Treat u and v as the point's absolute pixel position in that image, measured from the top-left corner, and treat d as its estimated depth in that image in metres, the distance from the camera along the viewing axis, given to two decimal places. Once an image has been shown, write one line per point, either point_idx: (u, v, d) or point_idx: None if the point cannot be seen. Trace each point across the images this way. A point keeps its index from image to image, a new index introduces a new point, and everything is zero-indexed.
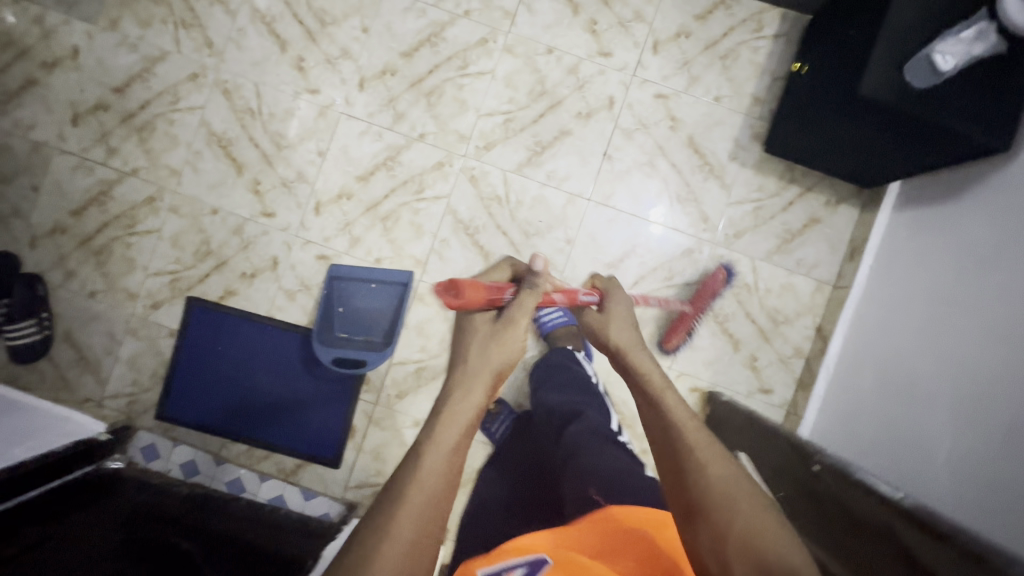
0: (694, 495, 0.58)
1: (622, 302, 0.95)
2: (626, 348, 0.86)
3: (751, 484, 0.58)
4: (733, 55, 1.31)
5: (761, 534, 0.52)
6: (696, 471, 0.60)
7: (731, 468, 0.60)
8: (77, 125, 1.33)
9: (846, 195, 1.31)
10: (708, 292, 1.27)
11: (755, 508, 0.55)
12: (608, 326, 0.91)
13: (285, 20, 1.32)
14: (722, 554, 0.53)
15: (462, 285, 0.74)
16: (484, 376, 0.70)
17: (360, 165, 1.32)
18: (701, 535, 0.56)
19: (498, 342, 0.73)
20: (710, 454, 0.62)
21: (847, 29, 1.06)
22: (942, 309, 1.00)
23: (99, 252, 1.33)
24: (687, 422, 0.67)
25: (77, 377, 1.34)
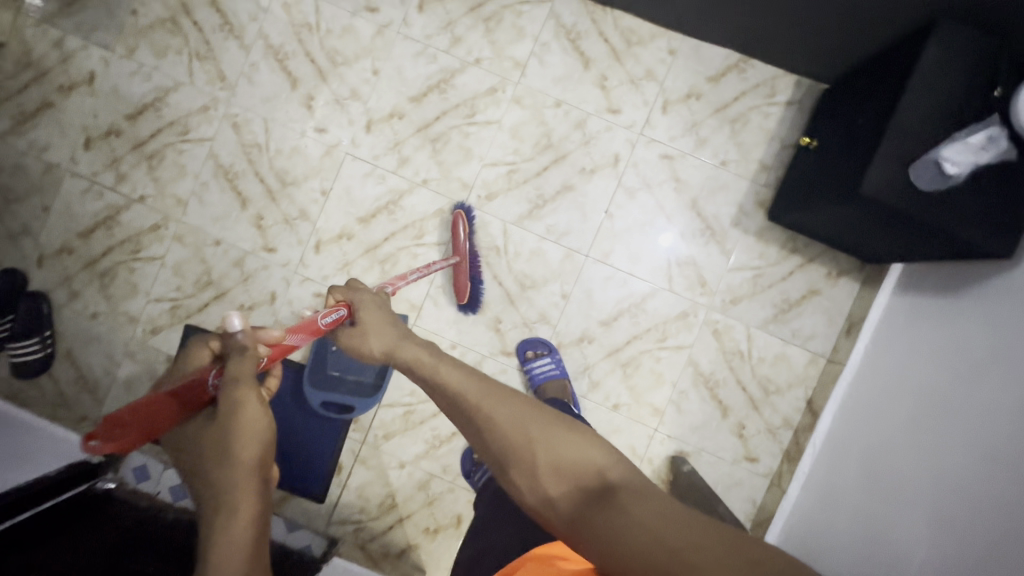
0: (501, 450, 0.61)
1: (371, 301, 0.90)
2: (393, 348, 0.79)
3: (544, 413, 0.63)
4: (742, 120, 1.30)
5: (567, 454, 0.59)
6: (485, 422, 0.63)
7: (516, 409, 0.63)
8: (89, 149, 1.35)
9: (848, 269, 1.29)
10: (462, 238, 1.25)
11: (557, 432, 0.61)
12: (367, 336, 0.84)
13: (298, 57, 1.33)
14: (543, 491, 0.58)
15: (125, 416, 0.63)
16: (245, 473, 0.60)
17: (362, 207, 1.33)
18: (522, 484, 0.59)
19: (233, 432, 0.63)
20: (496, 404, 0.64)
21: (855, 116, 1.06)
22: (928, 408, 1.01)
23: (104, 275, 1.36)
24: (461, 382, 0.68)
25: (75, 394, 1.37)
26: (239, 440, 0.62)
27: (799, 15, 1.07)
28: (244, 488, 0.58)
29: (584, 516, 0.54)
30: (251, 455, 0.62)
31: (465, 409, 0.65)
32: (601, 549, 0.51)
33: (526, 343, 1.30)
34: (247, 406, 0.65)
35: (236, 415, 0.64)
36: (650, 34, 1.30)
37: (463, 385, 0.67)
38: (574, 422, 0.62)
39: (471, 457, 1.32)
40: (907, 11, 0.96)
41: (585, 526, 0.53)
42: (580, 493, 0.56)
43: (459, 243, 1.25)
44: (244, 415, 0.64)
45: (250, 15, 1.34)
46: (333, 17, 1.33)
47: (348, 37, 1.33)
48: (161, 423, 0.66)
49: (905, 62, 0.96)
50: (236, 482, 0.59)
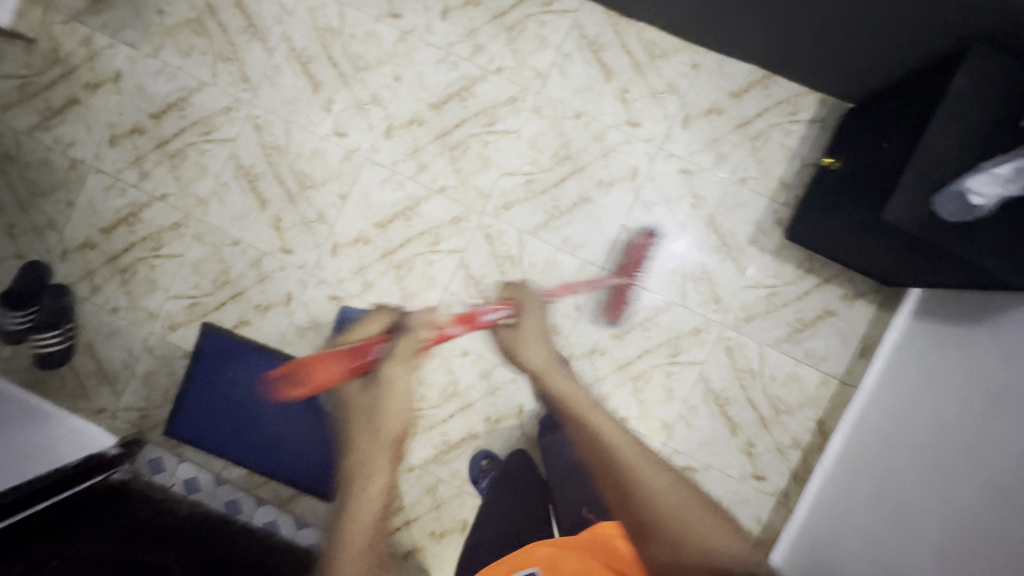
0: (643, 516, 0.67)
1: (535, 310, 1.16)
2: (546, 373, 1.04)
3: (687, 494, 0.68)
4: (763, 136, 1.29)
5: (710, 539, 0.63)
6: (641, 493, 0.68)
7: (660, 473, 0.71)
8: (114, 146, 1.38)
9: (864, 290, 1.28)
10: (640, 259, 1.29)
11: (702, 519, 0.65)
12: (528, 348, 1.12)
13: (320, 61, 1.34)
14: (677, 564, 0.62)
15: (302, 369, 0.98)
16: (383, 449, 0.93)
17: (379, 212, 1.34)
18: (656, 551, 0.65)
19: (382, 410, 0.97)
20: (646, 468, 0.71)
21: (880, 141, 1.05)
22: (941, 437, 1.00)
23: (125, 270, 1.39)
24: (621, 443, 0.76)
25: (94, 386, 1.40)
26: (384, 421, 0.96)
27: (825, 37, 1.06)
28: (379, 470, 0.89)
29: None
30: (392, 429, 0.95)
31: (614, 467, 0.72)
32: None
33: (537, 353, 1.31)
34: (395, 384, 0.99)
35: (388, 385, 0.99)
36: (673, 47, 1.29)
37: (621, 445, 0.75)
38: (715, 508, 0.68)
39: (479, 463, 1.33)
40: (936, 38, 0.94)
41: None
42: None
43: (636, 266, 1.29)
44: (388, 415, 0.96)
45: (275, 17, 1.35)
46: (357, 22, 1.34)
47: (371, 42, 1.34)
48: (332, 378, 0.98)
49: (933, 89, 0.95)
50: (374, 463, 0.90)
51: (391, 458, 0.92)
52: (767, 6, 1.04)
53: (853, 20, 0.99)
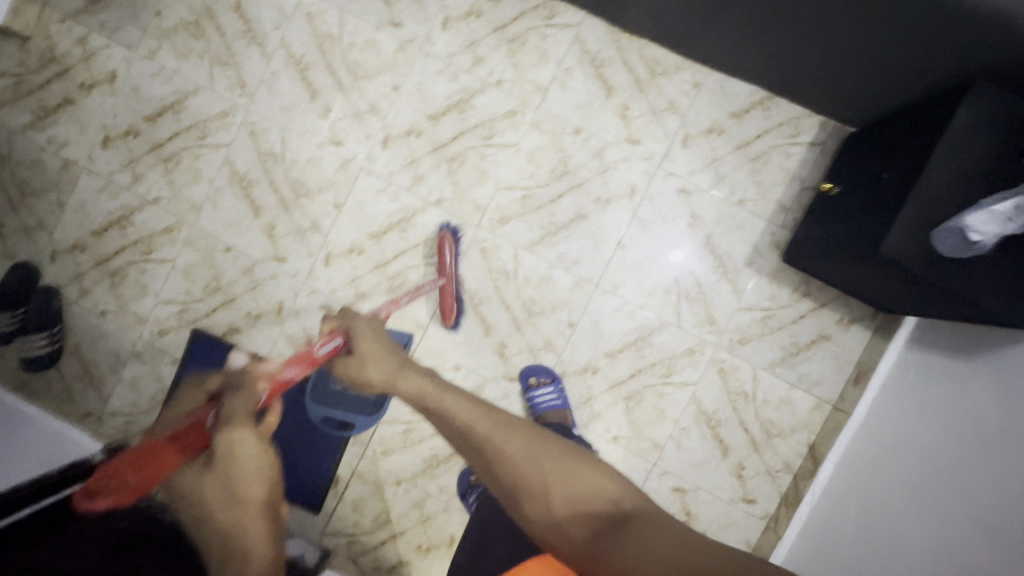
0: (514, 481, 0.72)
1: (362, 327, 1.05)
2: (393, 378, 0.93)
3: (548, 451, 0.74)
4: (764, 158, 1.28)
5: (578, 484, 0.69)
6: (502, 453, 0.74)
7: (525, 439, 0.76)
8: (107, 148, 1.36)
9: (860, 316, 1.27)
10: (446, 259, 1.28)
11: (565, 467, 0.72)
12: (365, 365, 0.98)
13: (318, 69, 1.33)
14: (555, 515, 0.66)
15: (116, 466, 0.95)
16: None
17: (374, 223, 1.33)
18: (535, 513, 0.68)
19: (228, 478, 0.95)
20: (505, 437, 0.76)
21: (880, 170, 1.04)
22: (931, 472, 1.00)
23: (115, 274, 1.37)
24: (471, 417, 0.80)
25: (81, 390, 1.38)
26: (245, 486, 0.97)
27: (827, 63, 1.05)
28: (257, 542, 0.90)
29: (595, 545, 0.61)
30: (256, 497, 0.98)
31: (481, 443, 0.76)
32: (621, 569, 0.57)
33: (529, 369, 1.30)
34: (243, 447, 0.95)
35: (231, 454, 0.95)
36: (675, 65, 1.28)
37: (470, 416, 0.80)
38: (579, 455, 0.74)
39: (467, 479, 1.32)
40: (941, 70, 0.93)
41: (593, 546, 0.61)
42: (594, 522, 0.64)
43: (445, 264, 1.28)
44: (236, 449, 0.95)
45: (274, 23, 1.33)
46: (356, 30, 1.32)
47: (370, 51, 1.32)
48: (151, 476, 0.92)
49: (934, 123, 0.94)
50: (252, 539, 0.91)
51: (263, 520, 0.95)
52: (772, 30, 1.03)
53: (857, 49, 0.98)
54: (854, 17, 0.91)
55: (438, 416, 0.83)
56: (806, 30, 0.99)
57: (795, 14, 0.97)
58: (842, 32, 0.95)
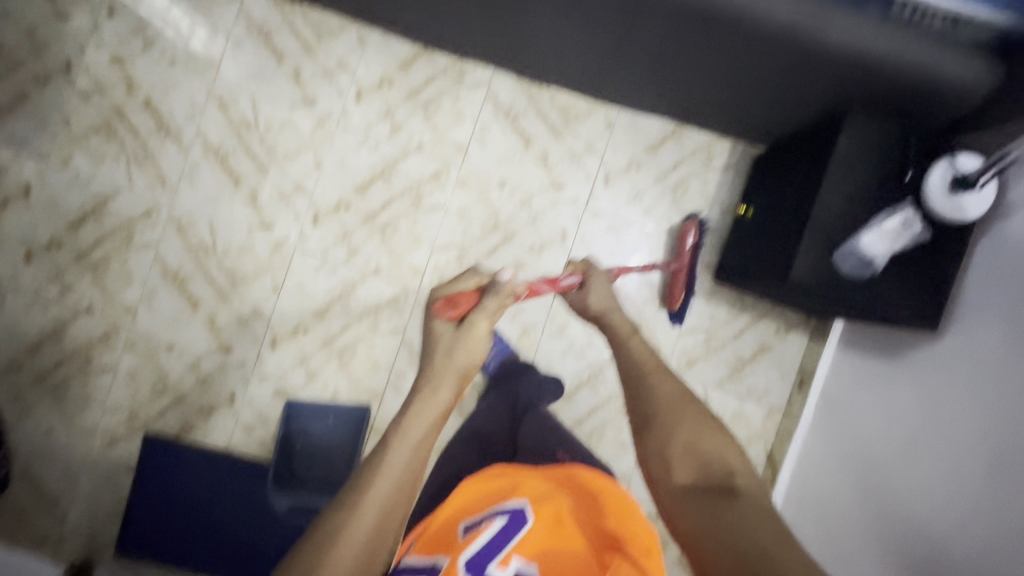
0: (647, 410, 0.78)
1: (601, 276, 1.03)
2: (607, 311, 0.97)
3: (692, 405, 0.76)
4: (683, 186, 1.33)
5: (704, 445, 0.70)
6: (648, 385, 0.81)
7: (678, 391, 0.79)
8: (30, 263, 1.33)
9: (795, 323, 1.33)
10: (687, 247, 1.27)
11: (704, 429, 0.72)
12: (587, 297, 1.01)
13: (238, 155, 1.33)
14: (667, 461, 0.70)
15: (460, 298, 0.91)
16: (450, 374, 0.81)
17: (315, 300, 1.33)
18: (651, 446, 0.73)
19: (462, 341, 0.84)
20: (662, 378, 0.81)
21: (783, 195, 1.10)
22: (886, 455, 1.04)
23: (56, 388, 1.33)
24: (645, 355, 0.87)
25: (35, 513, 1.33)
26: (467, 351, 0.84)
27: (720, 98, 1.11)
28: (441, 389, 0.79)
29: (677, 492, 0.66)
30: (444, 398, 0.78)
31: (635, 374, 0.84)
32: (682, 512, 0.64)
33: None
34: (475, 332, 0.85)
35: (466, 339, 0.85)
36: (587, 109, 1.33)
37: (648, 356, 0.86)
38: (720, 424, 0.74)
39: None
40: (819, 101, 1.00)
41: (686, 501, 0.65)
42: (701, 482, 0.66)
43: (684, 253, 1.27)
44: (463, 346, 0.84)
45: (187, 115, 1.33)
46: (272, 112, 1.33)
47: (288, 132, 1.33)
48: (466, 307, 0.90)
49: (821, 149, 1.01)
50: (439, 390, 0.78)
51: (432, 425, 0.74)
52: (664, 75, 1.10)
53: (743, 85, 1.04)
54: (733, 59, 0.97)
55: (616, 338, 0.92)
56: (695, 73, 1.05)
57: (682, 61, 1.03)
58: (727, 72, 1.01)
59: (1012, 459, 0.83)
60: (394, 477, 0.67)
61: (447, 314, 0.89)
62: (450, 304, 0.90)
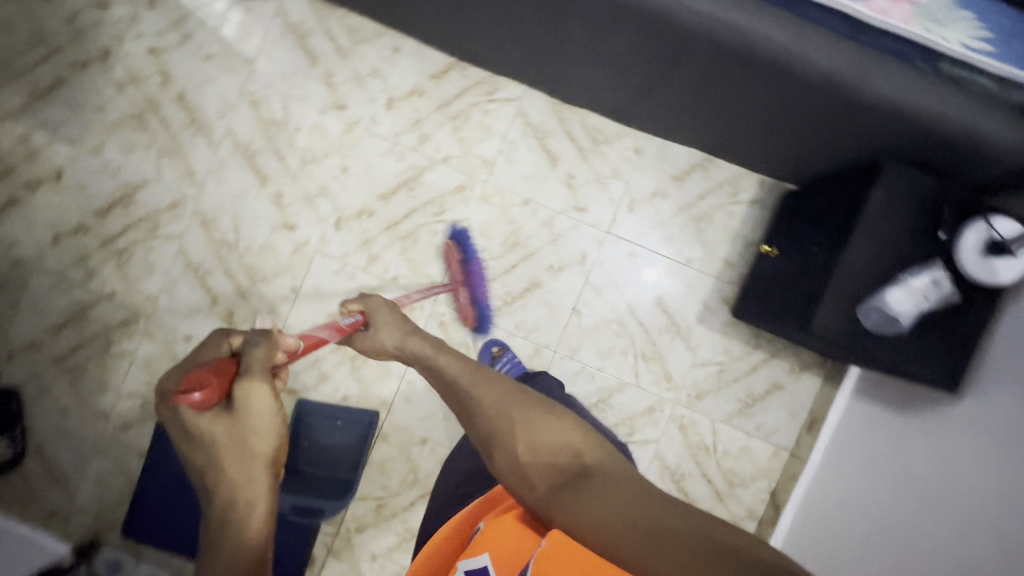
0: (483, 425, 0.68)
1: (380, 306, 0.95)
2: (402, 342, 0.88)
3: (522, 399, 0.69)
4: (707, 218, 1.32)
5: (543, 436, 0.63)
6: (473, 400, 0.71)
7: (501, 392, 0.71)
8: (57, 245, 1.35)
9: (810, 363, 1.31)
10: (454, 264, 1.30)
11: (537, 417, 0.66)
12: (379, 332, 0.91)
13: (266, 155, 1.34)
14: (520, 470, 0.60)
15: (207, 377, 0.60)
16: (257, 458, 0.62)
17: (332, 304, 1.34)
18: (499, 462, 0.63)
19: (250, 426, 0.62)
20: (480, 384, 0.73)
21: (810, 241, 1.09)
22: (891, 510, 1.05)
23: (73, 370, 1.36)
24: (462, 371, 0.77)
25: (46, 489, 1.36)
26: (259, 437, 0.63)
27: (753, 136, 1.10)
28: (252, 486, 0.60)
29: (551, 495, 0.56)
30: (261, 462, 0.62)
31: (458, 390, 0.75)
32: (568, 519, 0.52)
33: (489, 342, 1.31)
34: (256, 404, 0.63)
35: (246, 410, 0.63)
36: (616, 133, 1.32)
37: (458, 369, 0.77)
38: (552, 409, 0.67)
39: (489, 352, 1.29)
40: (855, 149, 0.99)
41: (557, 506, 0.54)
42: (558, 475, 0.58)
43: (454, 271, 1.30)
44: (249, 410, 0.63)
45: (218, 111, 1.34)
46: (302, 114, 1.33)
47: (316, 135, 1.33)
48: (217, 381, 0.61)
49: (853, 198, 0.99)
50: (252, 478, 0.60)
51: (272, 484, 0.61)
52: (698, 110, 1.09)
53: (778, 125, 1.02)
54: (770, 100, 0.95)
55: (426, 365, 0.82)
56: (730, 110, 1.04)
57: (717, 99, 1.02)
58: (763, 113, 1.00)
59: (1011, 524, 0.84)
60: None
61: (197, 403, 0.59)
62: (194, 389, 0.59)
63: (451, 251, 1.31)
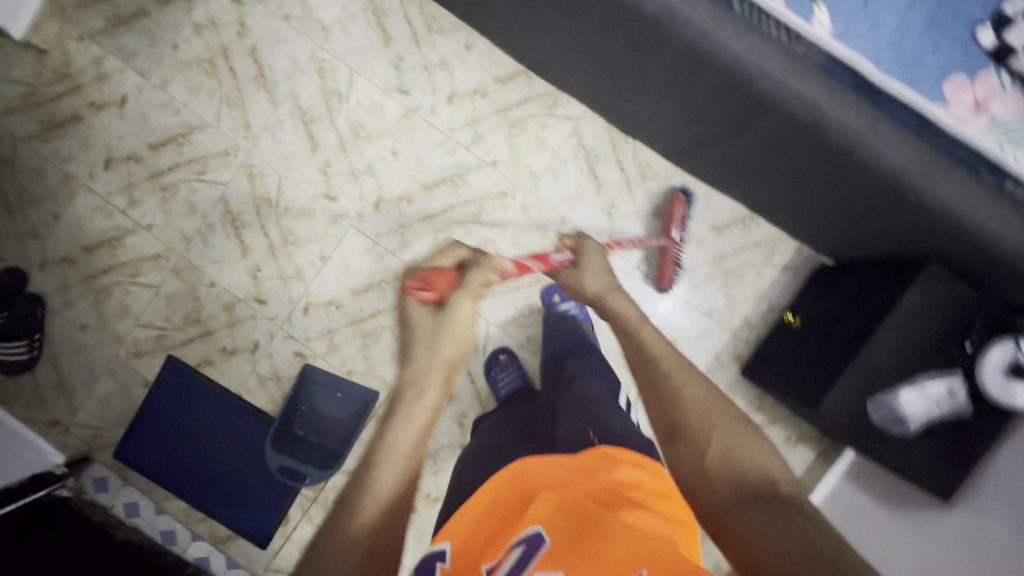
0: (676, 419, 0.71)
1: (595, 253, 1.09)
2: (603, 295, 0.99)
3: (725, 408, 0.72)
4: (737, 274, 1.32)
5: (740, 454, 0.66)
6: (673, 391, 0.74)
7: (706, 393, 0.74)
8: (108, 169, 1.39)
9: (807, 438, 1.28)
10: (677, 219, 1.28)
11: (738, 433, 0.68)
12: (581, 280, 1.03)
13: (323, 123, 1.36)
14: (703, 473, 0.65)
15: (433, 277, 0.94)
16: (436, 365, 0.85)
17: (356, 280, 1.36)
18: (682, 455, 0.68)
19: (450, 328, 0.90)
20: (685, 379, 0.75)
21: (835, 319, 1.10)
22: None
23: (99, 290, 1.40)
24: (661, 350, 0.82)
25: (51, 397, 1.41)
26: (449, 345, 0.88)
27: (802, 206, 1.11)
28: (431, 387, 0.83)
29: (731, 506, 0.61)
30: (450, 357, 0.88)
31: (660, 374, 0.77)
32: (743, 533, 0.57)
33: (498, 349, 1.33)
34: (461, 312, 0.92)
35: (450, 313, 0.91)
36: (666, 172, 1.32)
37: (664, 355, 0.80)
38: (751, 428, 0.70)
39: (497, 359, 1.33)
40: (901, 243, 0.99)
41: (735, 517, 0.59)
42: (746, 489, 0.62)
43: (673, 226, 1.28)
44: (462, 327, 0.91)
45: (286, 72, 1.36)
46: (364, 91, 1.35)
47: (375, 114, 1.35)
48: (448, 283, 0.95)
49: (887, 291, 1.00)
50: (425, 393, 0.81)
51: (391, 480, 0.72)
52: (752, 169, 1.10)
53: (830, 202, 1.03)
54: (827, 177, 0.96)
55: (626, 337, 0.86)
56: (785, 177, 1.05)
57: (774, 164, 1.03)
58: (818, 188, 1.01)
59: None
60: (397, 467, 0.73)
61: (425, 299, 0.93)
62: (425, 286, 0.93)
63: (677, 207, 1.29)
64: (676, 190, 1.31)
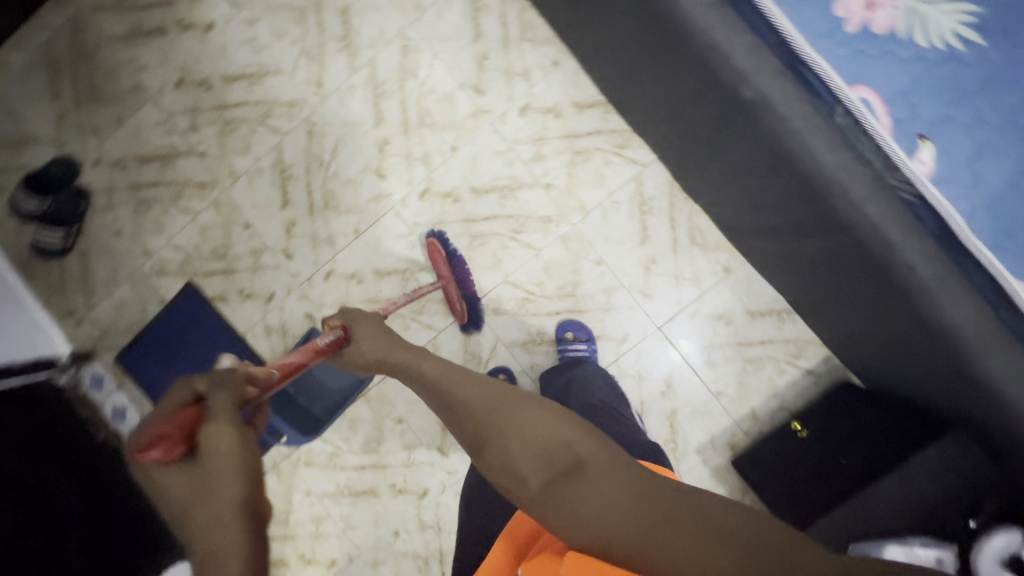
0: (470, 429, 0.66)
1: (368, 319, 0.90)
2: (389, 356, 0.81)
3: (508, 394, 0.67)
4: (757, 364, 1.28)
5: (536, 429, 0.61)
6: (453, 398, 0.69)
7: (486, 386, 0.69)
8: (178, 88, 1.41)
9: None
10: (439, 261, 1.30)
11: (530, 413, 0.63)
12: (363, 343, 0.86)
13: (392, 100, 1.35)
14: (517, 476, 0.59)
15: (167, 429, 0.56)
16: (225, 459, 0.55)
17: (382, 261, 1.36)
18: (494, 466, 0.61)
19: (213, 450, 0.55)
20: (462, 382, 0.71)
21: (841, 454, 1.08)
22: None
23: (141, 202, 1.44)
24: (437, 370, 0.75)
25: (71, 289, 1.44)
26: (218, 446, 0.56)
27: (841, 321, 1.07)
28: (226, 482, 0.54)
29: (546, 493, 0.56)
30: (228, 448, 0.56)
31: (434, 386, 0.72)
32: (563, 517, 0.54)
33: (496, 367, 1.29)
34: (222, 434, 0.56)
35: (211, 451, 0.55)
36: (715, 243, 1.29)
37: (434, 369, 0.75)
38: (541, 403, 0.65)
39: None
40: (931, 395, 0.96)
41: (552, 507, 0.55)
42: (550, 468, 0.57)
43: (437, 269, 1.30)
44: (217, 435, 0.56)
45: (370, 40, 1.35)
46: (441, 79, 1.34)
47: (445, 105, 1.34)
48: (185, 423, 0.57)
49: None
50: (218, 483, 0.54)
51: (246, 528, 0.51)
52: (802, 272, 1.06)
53: (872, 332, 0.99)
54: (880, 309, 0.91)
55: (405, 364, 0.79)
56: (831, 291, 1.01)
57: (829, 278, 0.98)
58: (862, 312, 0.97)
59: None
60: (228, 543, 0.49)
61: (164, 459, 0.55)
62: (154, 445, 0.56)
63: (435, 249, 1.31)
64: (432, 234, 1.33)
